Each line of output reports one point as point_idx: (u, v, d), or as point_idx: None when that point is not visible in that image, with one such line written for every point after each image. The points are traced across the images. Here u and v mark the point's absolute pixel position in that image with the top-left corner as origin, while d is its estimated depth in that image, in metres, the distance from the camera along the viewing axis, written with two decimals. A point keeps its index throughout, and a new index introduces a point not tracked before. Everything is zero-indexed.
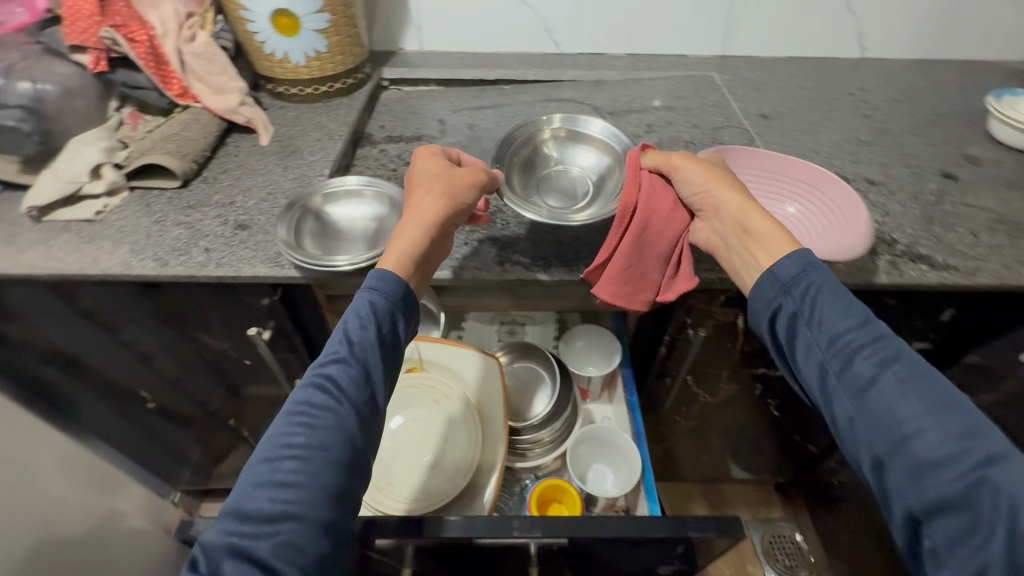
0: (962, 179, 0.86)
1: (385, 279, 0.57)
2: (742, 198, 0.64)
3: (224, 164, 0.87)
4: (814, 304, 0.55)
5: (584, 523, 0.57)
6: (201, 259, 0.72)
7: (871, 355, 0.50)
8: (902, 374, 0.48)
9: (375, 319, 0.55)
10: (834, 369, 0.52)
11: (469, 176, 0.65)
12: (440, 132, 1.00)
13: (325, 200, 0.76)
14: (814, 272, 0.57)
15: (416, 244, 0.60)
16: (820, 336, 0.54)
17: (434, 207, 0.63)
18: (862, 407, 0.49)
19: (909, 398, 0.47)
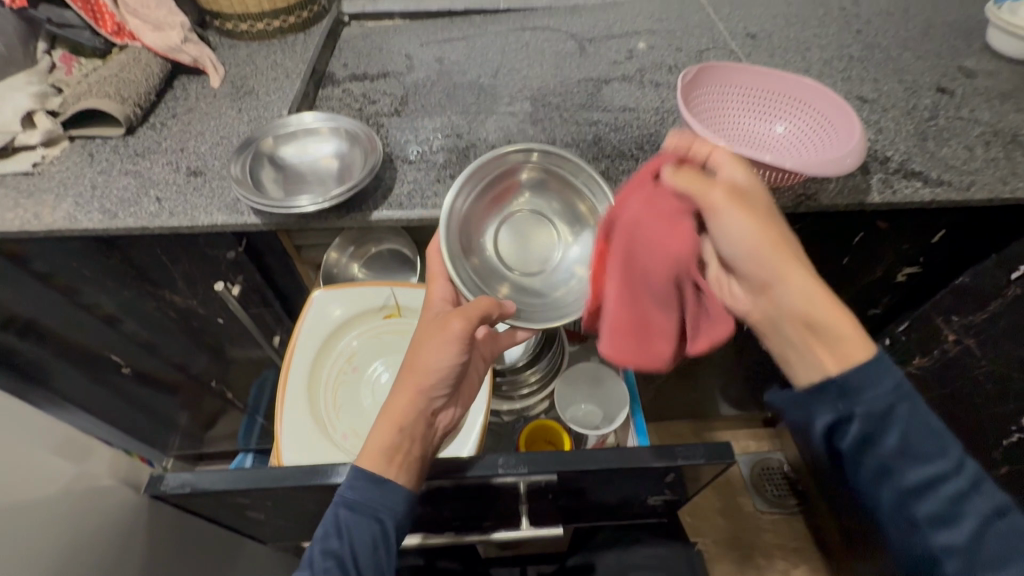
0: (956, 93, 0.82)
1: (356, 485, 0.50)
2: (806, 283, 0.44)
3: (173, 108, 0.80)
4: (906, 438, 0.43)
5: (571, 456, 0.55)
6: (153, 209, 0.67)
7: (955, 492, 0.42)
8: (995, 512, 0.43)
9: (342, 536, 0.49)
10: (928, 512, 0.43)
11: (463, 326, 0.54)
12: (407, 68, 0.92)
13: (284, 139, 0.71)
14: (903, 398, 0.42)
15: (394, 438, 0.53)
16: (910, 474, 0.43)
17: (420, 382, 0.54)
18: (966, 549, 0.42)
19: (1007, 541, 0.42)
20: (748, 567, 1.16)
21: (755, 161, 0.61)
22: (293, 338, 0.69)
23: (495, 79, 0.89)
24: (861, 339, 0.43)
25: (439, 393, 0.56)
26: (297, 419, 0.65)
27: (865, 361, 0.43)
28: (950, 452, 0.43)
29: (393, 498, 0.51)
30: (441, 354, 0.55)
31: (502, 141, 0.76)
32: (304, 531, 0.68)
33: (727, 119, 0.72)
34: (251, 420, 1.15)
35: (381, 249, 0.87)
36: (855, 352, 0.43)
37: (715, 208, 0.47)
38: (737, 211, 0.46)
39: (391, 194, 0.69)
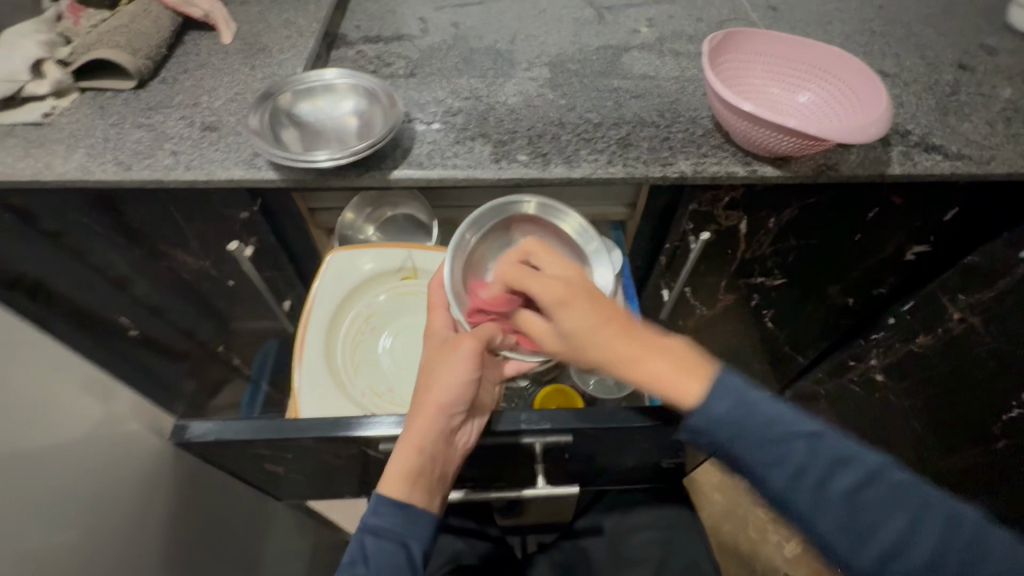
0: (978, 70, 0.81)
1: (379, 514, 0.51)
2: (631, 361, 0.44)
3: (185, 63, 0.78)
4: (747, 438, 0.41)
5: (591, 415, 0.56)
6: (168, 162, 0.66)
7: (806, 460, 0.41)
8: (859, 482, 0.40)
9: (366, 560, 0.49)
10: (806, 502, 0.41)
11: (474, 344, 0.54)
12: (421, 34, 0.87)
13: (306, 94, 0.70)
14: (741, 403, 0.42)
15: (416, 460, 0.51)
16: (775, 472, 0.42)
17: (437, 401, 0.52)
18: (844, 533, 0.40)
19: (884, 506, 0.40)
20: (744, 540, 1.17)
21: (780, 126, 0.61)
22: (310, 295, 0.70)
23: (513, 45, 0.86)
24: (693, 386, 0.43)
25: (461, 412, 0.54)
26: (315, 374, 0.65)
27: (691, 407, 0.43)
28: (805, 427, 0.42)
29: (418, 523, 0.51)
30: (454, 372, 0.54)
31: (521, 105, 0.75)
32: (317, 486, 0.69)
33: (749, 85, 0.73)
34: (257, 386, 1.05)
35: (399, 215, 0.88)
36: (680, 399, 0.43)
37: (553, 291, 0.47)
38: (575, 293, 0.47)
39: (411, 154, 0.68)
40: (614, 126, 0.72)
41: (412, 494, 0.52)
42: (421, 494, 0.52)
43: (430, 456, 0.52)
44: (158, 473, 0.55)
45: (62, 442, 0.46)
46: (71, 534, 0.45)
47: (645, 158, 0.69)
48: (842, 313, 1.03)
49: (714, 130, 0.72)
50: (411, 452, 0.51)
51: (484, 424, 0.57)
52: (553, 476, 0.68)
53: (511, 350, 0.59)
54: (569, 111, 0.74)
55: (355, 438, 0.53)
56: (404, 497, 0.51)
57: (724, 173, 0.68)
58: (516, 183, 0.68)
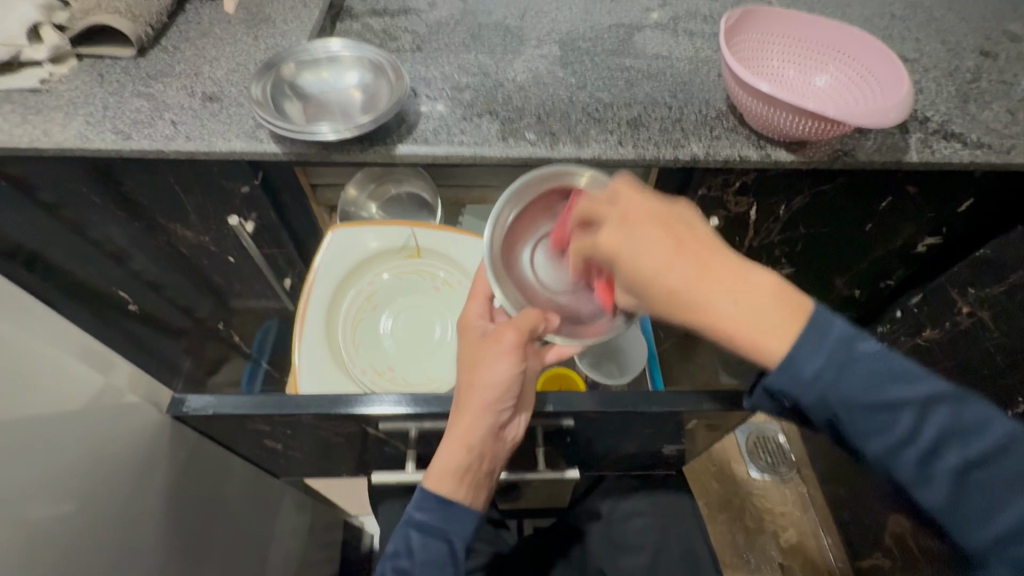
0: (999, 57, 0.79)
1: (427, 509, 0.51)
2: (721, 299, 0.42)
3: (185, 31, 0.76)
4: (852, 406, 0.40)
5: (601, 399, 0.55)
6: (168, 132, 0.64)
7: (949, 431, 0.39)
8: (999, 454, 0.39)
9: (411, 555, 0.50)
10: (912, 473, 0.40)
11: (516, 337, 0.52)
12: (430, 6, 0.85)
13: (310, 65, 0.68)
14: (842, 361, 0.40)
15: (463, 459, 0.51)
16: (878, 439, 0.41)
17: (482, 399, 0.52)
18: (953, 503, 0.39)
19: (1000, 486, 0.39)
20: (739, 529, 1.17)
21: (797, 108, 0.59)
22: (311, 270, 0.68)
23: (522, 21, 0.83)
24: (777, 344, 0.41)
25: (507, 407, 0.53)
26: (316, 351, 0.64)
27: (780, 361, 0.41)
28: (928, 391, 0.40)
29: (463, 520, 0.52)
30: (498, 367, 0.52)
31: (530, 82, 0.73)
32: (316, 464, 0.69)
33: (766, 66, 0.71)
34: (257, 364, 1.02)
35: (400, 191, 0.87)
36: (760, 355, 0.42)
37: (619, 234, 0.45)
38: (623, 235, 0.45)
39: (417, 130, 0.67)
40: (624, 105, 0.71)
41: (458, 489, 0.52)
42: (465, 490, 0.53)
43: (477, 453, 0.52)
44: (157, 448, 0.55)
45: (58, 413, 0.45)
46: (67, 506, 0.44)
47: (656, 139, 0.67)
48: (847, 305, 1.02)
49: (727, 112, 0.70)
50: (456, 449, 0.51)
51: (531, 414, 0.56)
52: (553, 459, 0.68)
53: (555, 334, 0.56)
54: (577, 90, 0.72)
55: (355, 416, 0.52)
56: (451, 492, 0.52)
57: (737, 156, 0.66)
58: (523, 161, 0.66)
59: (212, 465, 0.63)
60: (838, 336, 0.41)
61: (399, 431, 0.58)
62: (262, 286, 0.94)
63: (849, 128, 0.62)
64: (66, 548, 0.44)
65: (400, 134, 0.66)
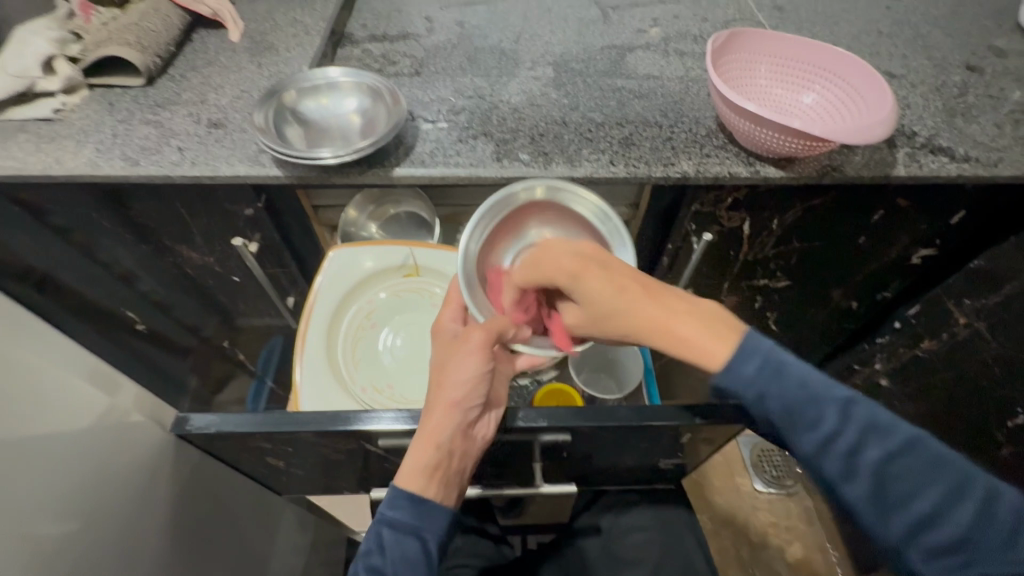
0: (986, 72, 0.80)
1: (398, 507, 0.51)
2: (674, 316, 0.46)
3: (193, 61, 0.79)
4: (787, 407, 0.42)
5: (591, 412, 0.56)
6: (175, 158, 0.66)
7: (868, 431, 0.41)
8: (910, 452, 0.40)
9: (383, 552, 0.50)
10: (835, 470, 0.41)
11: (483, 336, 0.55)
12: (427, 31, 0.88)
13: (311, 92, 0.71)
14: (774, 367, 0.43)
15: (432, 458, 0.51)
16: (805, 436, 0.42)
17: (451, 396, 0.53)
18: (873, 499, 0.40)
19: (912, 480, 0.40)
20: (744, 544, 1.16)
21: (782, 126, 0.60)
22: (312, 290, 0.70)
23: (517, 45, 0.86)
24: (719, 350, 0.44)
25: (476, 405, 0.54)
26: (316, 369, 0.66)
27: (719, 366, 0.44)
28: (843, 391, 0.42)
29: (434, 517, 0.52)
30: (466, 365, 0.54)
31: (524, 104, 0.76)
32: (317, 481, 0.70)
33: (753, 85, 0.73)
34: (262, 382, 1.00)
35: (399, 211, 0.89)
36: (707, 362, 0.44)
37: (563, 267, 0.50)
38: (590, 263, 0.49)
39: (414, 152, 0.69)
40: (616, 125, 0.72)
41: (428, 487, 0.52)
42: (436, 488, 0.52)
43: (447, 451, 0.52)
44: (160, 466, 0.56)
45: (66, 433, 0.47)
46: (70, 524, 0.45)
47: (648, 158, 0.69)
48: (846, 316, 1.02)
49: (717, 130, 0.72)
50: (425, 447, 0.51)
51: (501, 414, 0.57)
52: (551, 474, 0.69)
53: (523, 344, 0.60)
54: (571, 111, 0.74)
55: (354, 433, 0.54)
56: (420, 491, 0.51)
57: (726, 173, 0.67)
58: (517, 182, 0.68)
59: (215, 482, 0.65)
60: (776, 348, 0.44)
61: (396, 447, 0.58)
62: (266, 304, 0.96)
63: (837, 144, 0.64)
64: (69, 567, 0.45)
65: (398, 156, 0.68)
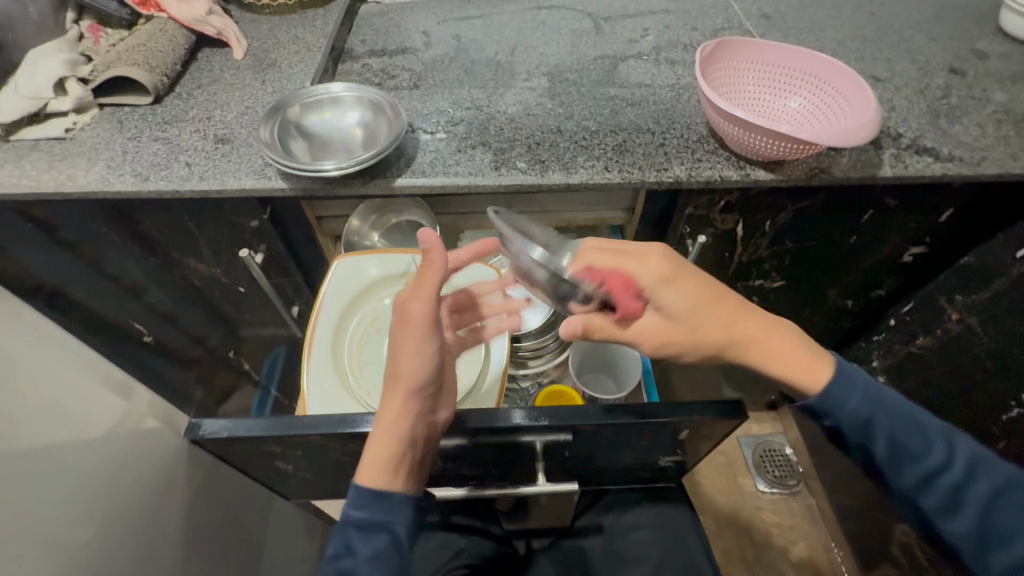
0: (968, 74, 0.83)
1: (364, 507, 0.52)
2: (773, 335, 0.54)
3: (199, 79, 0.82)
4: (896, 439, 0.50)
5: (589, 413, 0.57)
6: (183, 173, 0.69)
7: (972, 468, 0.49)
8: (1014, 490, 0.48)
9: (354, 553, 0.51)
10: (940, 498, 0.49)
11: (427, 316, 0.55)
12: (425, 46, 0.91)
13: (314, 107, 0.73)
14: (880, 399, 0.51)
15: (393, 449, 0.53)
16: (909, 469, 0.50)
17: (404, 383, 0.55)
18: (980, 527, 0.48)
19: (1018, 521, 0.47)
20: (748, 544, 1.17)
21: (770, 131, 0.63)
22: (318, 297, 0.72)
23: (512, 57, 0.88)
24: (823, 371, 0.53)
25: (428, 390, 0.56)
26: (323, 374, 0.67)
27: (822, 386, 0.52)
28: (952, 433, 0.51)
29: (400, 509, 0.54)
30: (416, 349, 0.55)
31: (521, 114, 0.78)
32: (324, 485, 0.71)
33: (742, 91, 0.75)
34: (265, 392, 1.08)
35: (400, 220, 0.91)
36: (810, 380, 0.52)
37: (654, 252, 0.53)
38: (678, 270, 0.52)
39: (415, 162, 0.71)
40: (610, 132, 0.75)
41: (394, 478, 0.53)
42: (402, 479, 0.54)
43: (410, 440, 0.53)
44: (172, 474, 0.57)
45: (82, 439, 0.48)
46: (85, 531, 0.47)
47: (641, 163, 0.71)
48: (842, 315, 1.04)
49: (708, 136, 0.74)
50: (386, 437, 0.53)
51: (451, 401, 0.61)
52: (554, 474, 0.70)
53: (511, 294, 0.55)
54: (565, 120, 0.77)
55: (361, 434, 0.55)
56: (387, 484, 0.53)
57: (718, 177, 0.69)
58: (515, 189, 0.70)
59: (225, 488, 0.66)
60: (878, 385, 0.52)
61: None
62: (271, 314, 0.98)
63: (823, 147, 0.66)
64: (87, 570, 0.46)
65: (400, 165, 0.70)
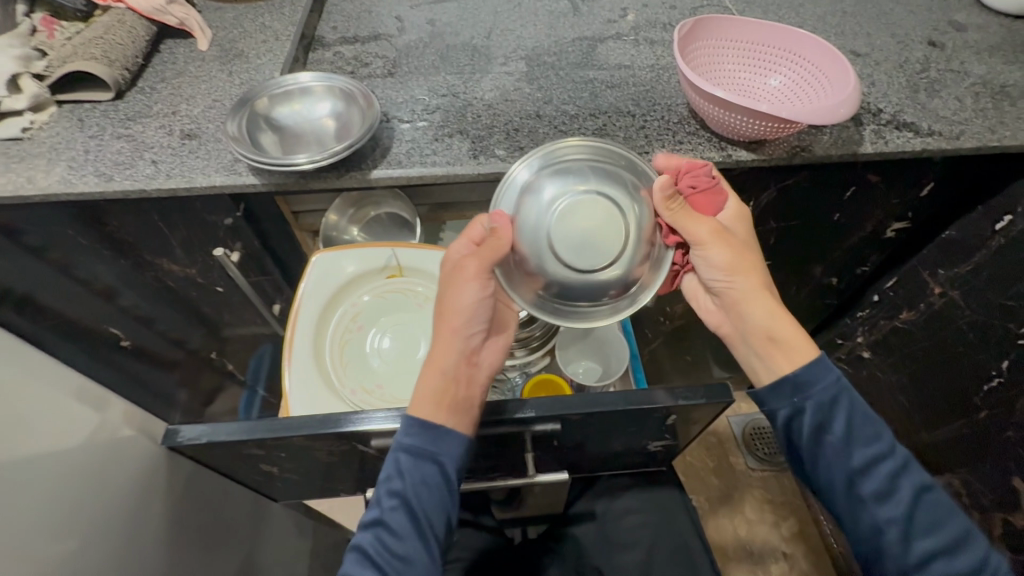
0: (947, 47, 0.82)
1: (414, 432, 0.53)
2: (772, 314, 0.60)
3: (162, 72, 0.79)
4: (851, 422, 0.52)
5: (574, 402, 0.57)
6: (149, 171, 0.66)
7: (906, 467, 0.51)
8: (934, 494, 0.51)
9: (402, 477, 0.52)
10: (877, 486, 0.51)
11: (477, 265, 0.58)
12: (399, 31, 0.88)
13: (283, 98, 0.70)
14: (844, 386, 0.53)
15: (438, 382, 0.56)
16: (857, 454, 0.52)
17: (452, 324, 0.58)
18: (905, 519, 0.50)
19: (933, 520, 0.50)
20: (740, 521, 1.19)
21: (751, 111, 0.62)
22: (297, 295, 0.70)
23: (489, 40, 0.86)
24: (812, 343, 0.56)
25: (476, 331, 0.60)
26: (305, 375, 0.66)
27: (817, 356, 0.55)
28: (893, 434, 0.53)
29: (450, 442, 0.54)
30: (463, 293, 0.58)
31: (498, 99, 0.76)
32: (313, 485, 0.70)
33: (722, 70, 0.74)
34: (253, 392, 1.08)
35: (379, 214, 0.89)
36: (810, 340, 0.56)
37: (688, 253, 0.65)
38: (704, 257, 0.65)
39: (391, 152, 0.69)
40: (590, 116, 0.73)
41: (448, 416, 0.55)
42: (452, 418, 0.55)
43: (459, 380, 0.56)
44: (154, 481, 0.56)
45: (56, 451, 0.47)
46: (64, 545, 0.45)
47: (622, 147, 0.70)
48: (827, 293, 1.04)
49: (688, 117, 0.73)
50: (438, 374, 0.56)
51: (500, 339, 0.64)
52: (544, 464, 0.70)
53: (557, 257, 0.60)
54: (543, 104, 0.75)
55: (345, 434, 0.54)
56: (439, 415, 0.55)
57: (700, 159, 0.69)
58: (495, 178, 0.68)
59: (211, 493, 0.65)
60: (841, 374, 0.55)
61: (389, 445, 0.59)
62: (252, 314, 0.96)
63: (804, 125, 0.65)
64: None
65: (376, 157, 0.68)
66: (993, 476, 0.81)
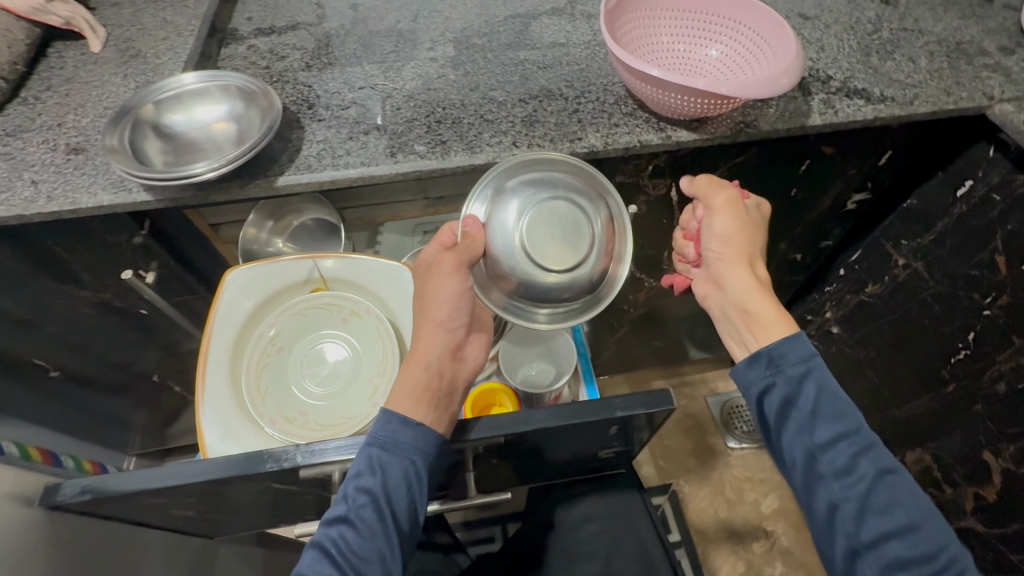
0: (901, 4, 0.77)
1: (389, 429, 0.51)
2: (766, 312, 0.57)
3: (48, 79, 0.71)
4: (820, 395, 0.48)
5: (509, 417, 0.53)
6: (28, 194, 0.59)
7: (873, 446, 0.46)
8: (901, 478, 0.46)
9: (376, 473, 0.49)
10: (838, 458, 0.46)
11: (454, 259, 0.57)
12: (317, 19, 0.80)
13: (173, 104, 0.64)
14: (815, 363, 0.50)
15: (422, 377, 0.54)
16: (821, 425, 0.47)
17: (436, 318, 0.57)
18: (861, 495, 0.45)
19: (896, 501, 0.45)
20: (720, 503, 1.17)
21: (684, 88, 0.56)
22: (208, 322, 0.64)
23: (415, 23, 0.79)
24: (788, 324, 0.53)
25: (459, 325, 0.58)
26: (220, 408, 0.61)
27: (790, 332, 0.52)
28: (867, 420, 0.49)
29: (426, 439, 0.51)
30: (444, 287, 0.57)
31: (421, 89, 0.70)
32: (250, 517, 0.66)
33: (658, 44, 0.69)
34: None
35: (304, 221, 0.84)
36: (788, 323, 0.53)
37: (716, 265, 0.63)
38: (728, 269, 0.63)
39: (302, 155, 0.63)
40: (519, 102, 0.68)
41: (430, 412, 0.53)
42: (436, 412, 0.53)
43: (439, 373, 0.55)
44: None
45: None
46: None
47: (552, 135, 0.64)
48: (793, 269, 1.01)
49: (626, 97, 0.67)
50: (418, 369, 0.55)
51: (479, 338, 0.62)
52: (495, 476, 0.65)
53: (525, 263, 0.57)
54: (469, 91, 0.69)
55: (256, 474, 0.49)
56: (421, 411, 0.52)
57: (637, 142, 0.63)
58: (418, 176, 0.63)
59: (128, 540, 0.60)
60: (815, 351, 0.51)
61: (315, 477, 0.54)
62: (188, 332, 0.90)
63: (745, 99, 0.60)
64: None
65: (285, 161, 0.62)
66: (965, 449, 0.78)
